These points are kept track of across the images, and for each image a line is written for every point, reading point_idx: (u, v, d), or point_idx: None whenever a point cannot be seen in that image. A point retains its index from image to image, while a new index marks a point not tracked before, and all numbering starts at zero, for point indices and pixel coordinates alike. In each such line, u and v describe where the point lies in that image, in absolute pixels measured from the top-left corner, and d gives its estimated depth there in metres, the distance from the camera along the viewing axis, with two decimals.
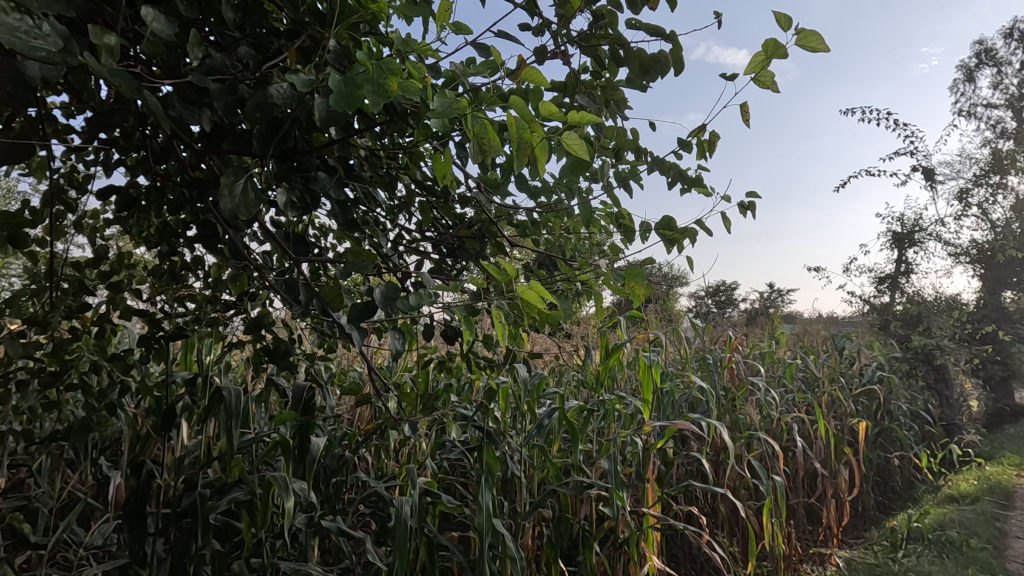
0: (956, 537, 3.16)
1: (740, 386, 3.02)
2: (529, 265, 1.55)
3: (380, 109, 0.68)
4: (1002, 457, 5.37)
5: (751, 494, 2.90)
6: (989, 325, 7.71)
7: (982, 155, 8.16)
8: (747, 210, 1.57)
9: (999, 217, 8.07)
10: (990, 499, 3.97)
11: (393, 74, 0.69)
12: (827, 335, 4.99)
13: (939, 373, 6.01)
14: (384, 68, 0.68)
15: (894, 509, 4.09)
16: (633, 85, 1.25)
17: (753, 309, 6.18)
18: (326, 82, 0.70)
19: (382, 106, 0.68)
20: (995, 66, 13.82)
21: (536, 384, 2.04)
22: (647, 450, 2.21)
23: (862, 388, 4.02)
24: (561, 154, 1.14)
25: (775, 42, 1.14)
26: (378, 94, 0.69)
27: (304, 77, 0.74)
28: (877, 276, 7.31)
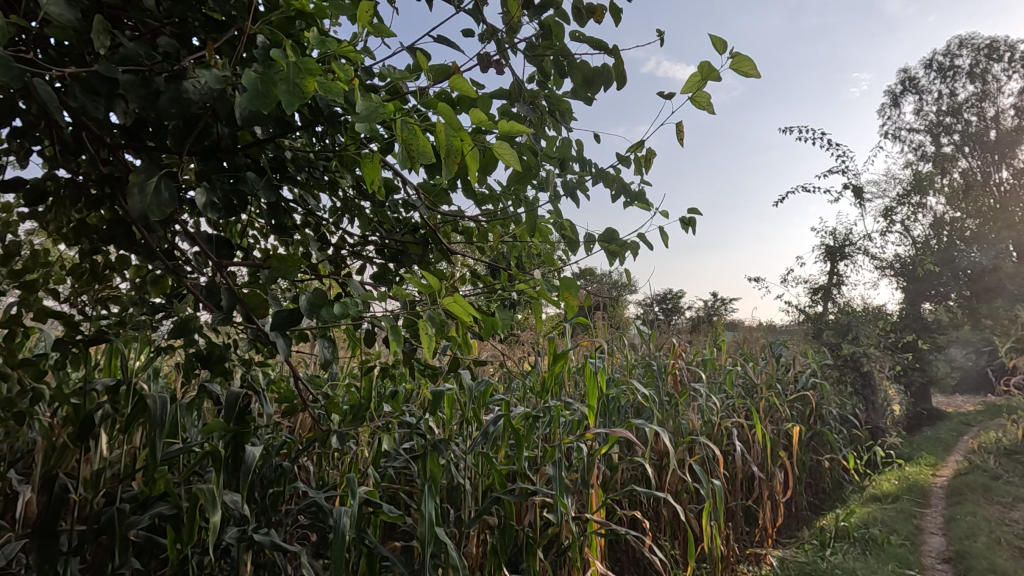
0: (878, 534, 3.35)
1: (683, 392, 3.11)
2: (475, 271, 1.54)
3: (294, 109, 0.65)
4: (919, 458, 5.76)
5: (692, 497, 2.97)
6: (910, 334, 8.27)
7: (905, 176, 8.76)
8: (688, 225, 1.62)
9: (920, 234, 8.67)
10: (909, 498, 4.23)
11: (311, 75, 0.67)
12: (765, 342, 5.21)
13: (865, 379, 6.39)
14: (302, 68, 0.67)
15: (823, 508, 4.30)
16: (578, 97, 1.28)
17: (698, 317, 6.39)
18: (240, 81, 0.67)
19: (297, 106, 0.66)
20: (917, 94, 14.92)
21: (483, 391, 2.02)
22: (592, 456, 2.24)
23: (795, 394, 4.23)
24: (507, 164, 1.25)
25: (711, 64, 1.19)
26: (293, 94, 0.66)
27: (218, 74, 0.71)
28: (812, 286, 7.70)
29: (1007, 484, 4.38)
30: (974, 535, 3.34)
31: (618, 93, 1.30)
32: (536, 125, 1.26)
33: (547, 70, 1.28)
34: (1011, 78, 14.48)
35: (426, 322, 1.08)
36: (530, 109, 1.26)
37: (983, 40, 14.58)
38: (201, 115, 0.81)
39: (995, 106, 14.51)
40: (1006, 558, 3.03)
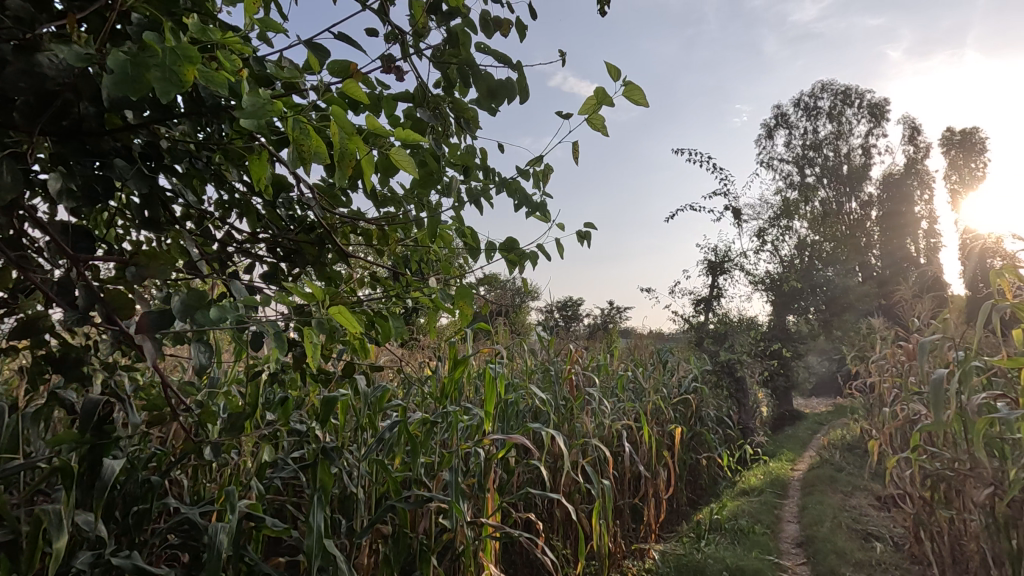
0: (745, 524, 3.69)
1: (578, 396, 3.23)
2: (375, 274, 1.52)
3: (169, 98, 0.61)
4: (781, 454, 6.44)
5: (584, 497, 3.10)
6: (776, 343, 9.22)
7: (775, 201, 9.78)
8: (584, 238, 1.69)
9: (786, 253, 9.71)
10: (771, 490, 4.70)
11: (191, 63, 0.62)
12: (654, 349, 5.57)
13: (738, 384, 7.03)
14: (179, 55, 0.62)
15: (700, 503, 4.66)
16: (483, 107, 1.29)
17: (594, 324, 6.69)
18: (107, 62, 0.61)
19: (173, 96, 0.61)
20: (787, 129, 16.74)
21: (379, 397, 1.97)
22: (488, 460, 2.26)
23: (678, 397, 4.56)
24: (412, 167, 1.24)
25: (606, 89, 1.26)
26: (169, 83, 0.61)
27: (81, 51, 0.65)
28: (696, 298, 8.34)
29: (848, 475, 5.01)
30: (821, 520, 3.77)
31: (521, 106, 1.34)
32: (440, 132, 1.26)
33: (452, 77, 1.28)
34: (860, 122, 16.69)
35: (312, 329, 1.03)
36: (434, 115, 1.26)
37: (839, 86, 16.68)
38: (60, 92, 0.72)
39: (848, 145, 16.64)
40: (844, 538, 3.44)
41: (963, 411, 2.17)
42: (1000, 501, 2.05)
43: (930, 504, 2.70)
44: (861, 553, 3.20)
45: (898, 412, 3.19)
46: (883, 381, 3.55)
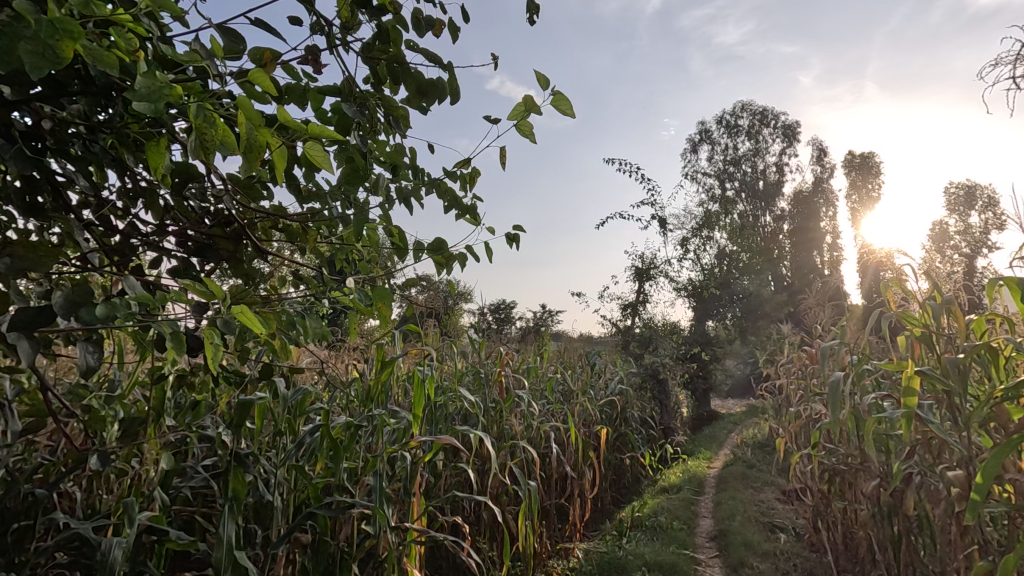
0: (664, 521, 3.85)
1: (507, 399, 3.25)
2: (298, 272, 1.46)
3: (40, 74, 0.58)
4: (699, 452, 6.77)
5: (511, 499, 3.12)
6: (696, 347, 9.70)
7: (698, 212, 10.30)
8: (513, 241, 1.71)
9: (707, 262, 10.25)
10: (689, 487, 4.92)
11: (71, 39, 0.60)
12: (582, 352, 5.70)
13: (661, 386, 7.33)
14: (58, 29, 0.59)
15: (623, 502, 4.80)
16: (412, 106, 1.28)
17: (526, 327, 6.75)
18: None
19: (45, 73, 0.59)
20: (710, 144, 17.69)
21: (300, 401, 1.89)
22: (415, 464, 2.23)
23: (605, 399, 4.69)
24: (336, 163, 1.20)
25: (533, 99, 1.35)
26: (42, 59, 0.59)
27: None
28: (623, 303, 8.62)
29: (758, 471, 5.35)
30: (733, 515, 3.99)
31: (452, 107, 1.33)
32: (366, 128, 1.23)
33: (381, 74, 1.26)
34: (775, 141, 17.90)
35: (213, 330, 0.95)
36: (361, 111, 1.23)
37: (757, 107, 17.84)
38: None
39: (764, 162, 17.81)
40: (753, 531, 3.66)
41: (855, 410, 2.37)
42: (884, 492, 2.25)
43: (828, 497, 2.92)
44: (767, 544, 3.41)
45: (802, 412, 3.44)
46: (790, 383, 3.81)
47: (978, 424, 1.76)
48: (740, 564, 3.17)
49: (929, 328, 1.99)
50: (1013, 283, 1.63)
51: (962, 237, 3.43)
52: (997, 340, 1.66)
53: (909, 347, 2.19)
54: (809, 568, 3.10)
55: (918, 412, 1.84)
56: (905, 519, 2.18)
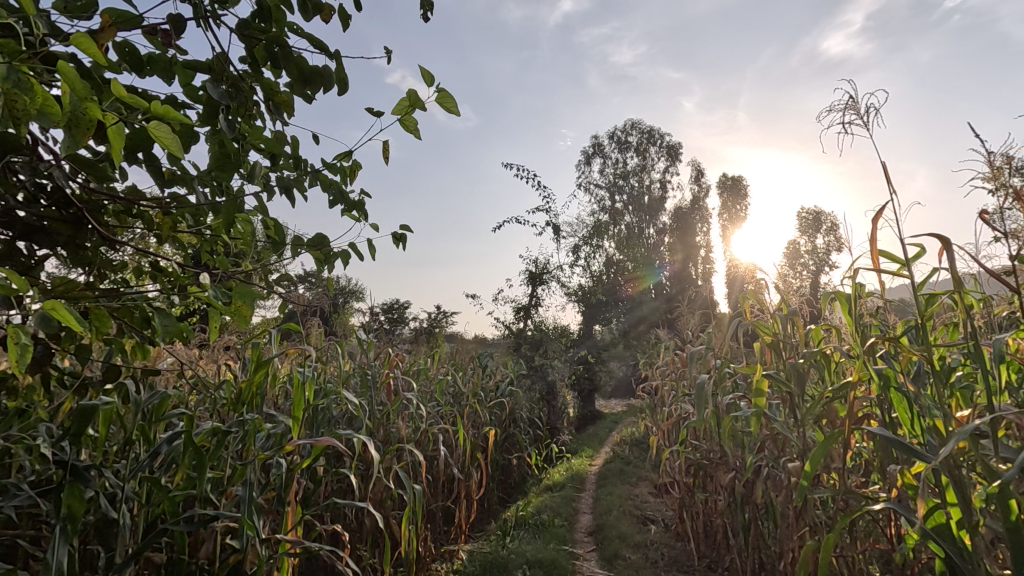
0: (547, 518, 3.97)
1: (394, 401, 3.17)
2: (158, 263, 1.35)
3: None
4: (582, 451, 7.08)
5: (395, 503, 3.06)
6: (583, 350, 10.16)
7: (589, 221, 10.79)
8: (400, 241, 1.78)
9: (596, 269, 10.76)
10: (572, 484, 5.13)
11: None
12: (474, 354, 5.73)
13: (550, 387, 7.58)
14: None
15: (509, 501, 4.89)
16: (295, 92, 1.23)
17: (418, 328, 6.65)
18: None
19: None
20: (603, 157, 18.63)
21: (157, 405, 1.71)
22: (291, 471, 2.10)
23: (494, 400, 4.74)
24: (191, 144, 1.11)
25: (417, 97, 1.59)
26: None
27: None
28: (516, 306, 8.79)
29: (634, 467, 5.71)
30: (610, 509, 4.22)
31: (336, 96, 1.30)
32: (239, 110, 1.16)
33: (260, 55, 1.19)
34: (660, 159, 19.26)
35: (21, 329, 0.81)
36: (233, 93, 1.15)
37: (646, 127, 19.10)
38: None
39: (650, 178, 19.10)
40: (626, 524, 3.89)
41: (716, 409, 2.61)
42: (738, 482, 2.50)
43: (692, 489, 3.19)
44: (639, 536, 3.65)
45: (673, 412, 3.72)
46: (664, 384, 4.11)
47: (812, 421, 2.01)
48: (614, 555, 3.35)
49: (777, 336, 2.25)
50: (841, 298, 1.88)
51: (809, 256, 3.91)
52: (828, 348, 1.91)
53: (762, 352, 2.46)
54: (674, 555, 3.36)
55: (765, 411, 2.06)
56: (753, 507, 2.44)
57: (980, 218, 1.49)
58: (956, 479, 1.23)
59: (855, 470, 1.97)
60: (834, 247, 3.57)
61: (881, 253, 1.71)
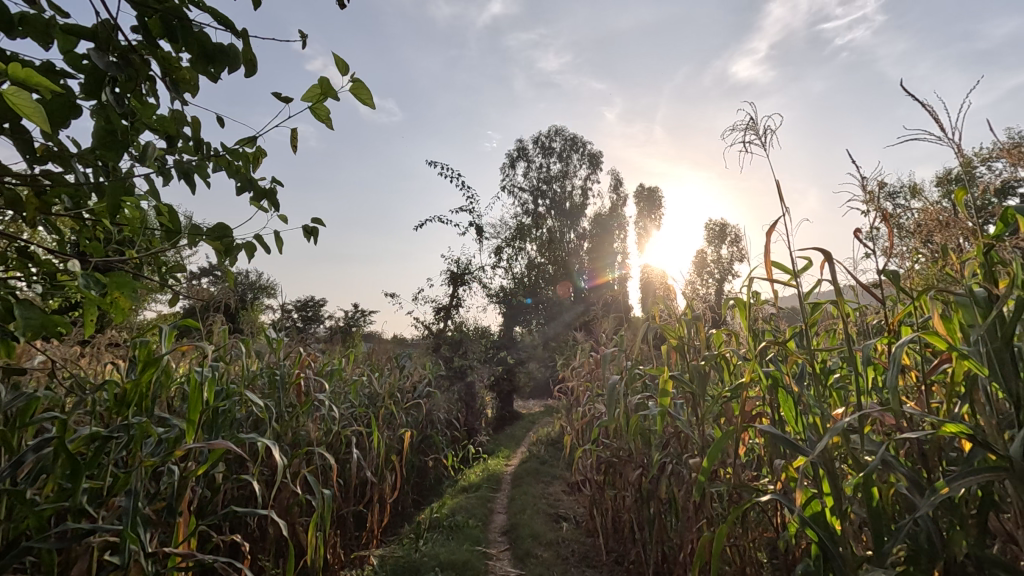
0: (461, 520, 3.96)
1: (304, 403, 3.03)
2: (27, 248, 1.21)
3: None
4: (499, 451, 7.13)
5: (302, 510, 2.92)
6: (502, 351, 10.25)
7: (512, 224, 10.91)
8: (310, 234, 1.72)
9: (518, 271, 10.89)
10: (488, 484, 5.15)
11: None
12: (392, 354, 5.61)
13: (468, 388, 7.57)
14: None
15: (423, 504, 4.83)
16: (195, 70, 1.16)
17: (334, 327, 6.42)
18: None
19: None
20: (527, 162, 18.92)
21: (24, 409, 1.52)
22: (185, 478, 1.94)
23: (411, 401, 4.66)
24: (65, 118, 1.01)
25: (329, 86, 1.54)
26: None
27: None
28: (437, 306, 8.71)
29: (549, 466, 5.83)
30: (524, 508, 4.27)
31: (241, 76, 1.23)
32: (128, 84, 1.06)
33: (155, 27, 1.10)
34: (582, 167, 19.84)
35: None
36: (123, 65, 1.06)
37: (569, 134, 19.60)
38: None
39: (572, 184, 19.61)
40: (539, 522, 3.95)
41: (626, 410, 2.72)
42: (644, 479, 2.62)
43: (602, 486, 3.31)
44: (551, 533, 3.72)
45: (586, 412, 3.84)
46: (579, 385, 4.22)
47: (711, 419, 2.15)
48: (527, 554, 3.39)
49: (682, 340, 2.38)
50: (739, 305, 2.02)
51: (715, 265, 4.17)
52: (727, 351, 2.06)
53: (668, 355, 2.59)
54: (584, 551, 3.46)
55: (669, 410, 2.18)
56: (657, 502, 2.57)
57: (855, 234, 1.66)
58: (829, 470, 1.36)
59: (748, 464, 2.12)
60: (737, 258, 3.84)
61: (773, 264, 1.85)
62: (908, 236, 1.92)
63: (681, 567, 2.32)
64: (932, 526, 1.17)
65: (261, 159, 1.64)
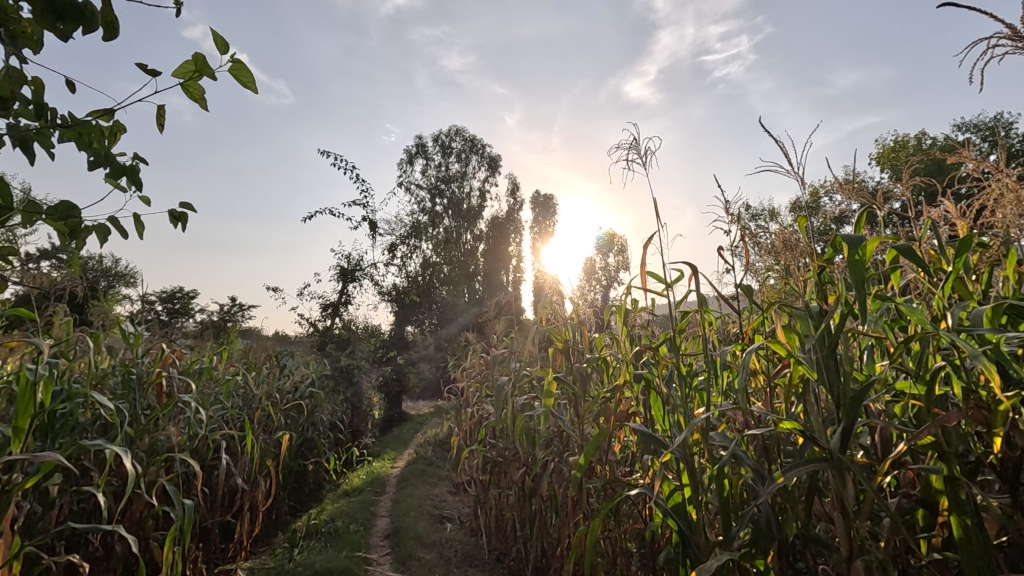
0: (341, 526, 3.81)
1: (166, 405, 2.74)
2: None
3: None
4: (385, 453, 6.95)
5: (158, 524, 2.64)
6: (392, 351, 10.02)
7: (408, 222, 10.70)
8: (178, 219, 1.58)
9: (412, 269, 10.70)
10: (371, 488, 4.99)
11: None
12: (271, 352, 5.25)
13: (354, 389, 7.30)
14: None
15: (300, 511, 4.58)
16: (39, 26, 1.02)
17: (206, 322, 5.88)
18: None
19: None
20: (425, 159, 18.68)
21: None
22: (7, 495, 1.67)
23: (291, 402, 4.39)
24: None
25: (205, 61, 1.42)
26: None
27: None
28: (325, 302, 8.31)
29: (436, 467, 5.78)
30: (408, 511, 4.20)
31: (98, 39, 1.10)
32: None
33: None
34: (481, 169, 19.98)
35: None
36: None
37: (469, 135, 19.65)
38: None
39: (470, 185, 19.68)
40: (423, 524, 3.91)
41: (512, 410, 2.78)
42: (527, 477, 2.70)
43: (487, 486, 3.35)
44: (435, 535, 3.70)
45: (474, 413, 3.87)
46: (469, 386, 4.24)
47: (590, 418, 2.26)
48: (408, 556, 3.34)
49: (568, 343, 2.48)
50: (619, 312, 2.16)
51: (602, 272, 4.39)
52: (607, 354, 2.18)
53: (554, 357, 2.69)
54: (467, 551, 3.47)
55: (553, 410, 2.27)
56: (539, 499, 2.65)
57: (719, 251, 1.84)
58: (688, 463, 1.49)
59: (622, 461, 2.26)
60: (621, 266, 4.07)
61: (650, 275, 2.00)
62: (763, 255, 2.17)
63: (558, 560, 2.42)
64: (770, 512, 1.33)
65: (119, 133, 1.47)
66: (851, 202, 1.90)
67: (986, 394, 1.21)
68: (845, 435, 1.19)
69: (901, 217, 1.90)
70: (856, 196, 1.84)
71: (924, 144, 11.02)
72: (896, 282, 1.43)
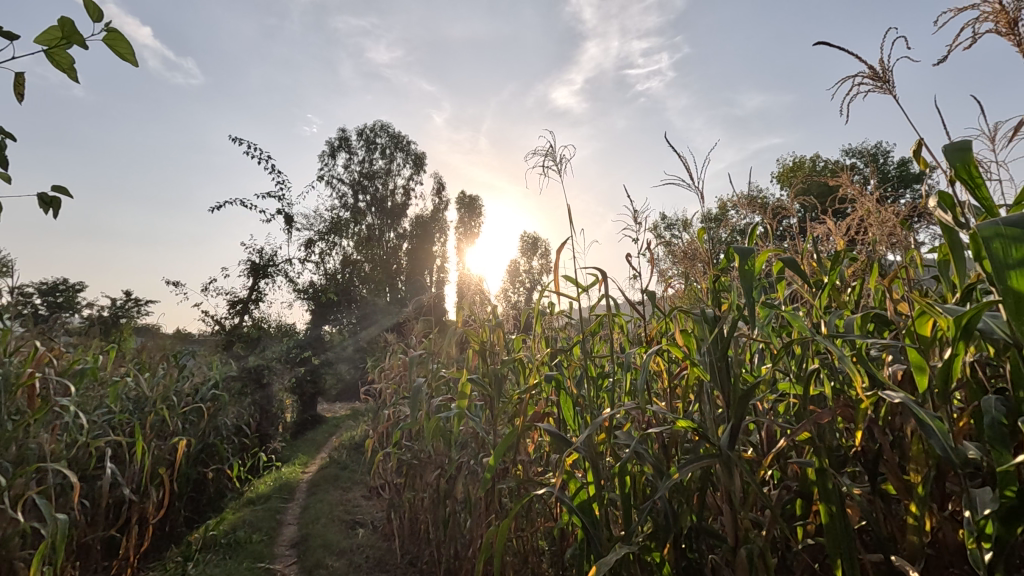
0: (242, 536, 3.60)
1: (38, 409, 2.46)
2: None
3: None
4: (295, 458, 6.64)
5: (26, 541, 2.36)
6: (306, 351, 9.59)
7: (328, 217, 10.31)
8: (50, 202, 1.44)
9: (330, 266, 10.31)
10: (278, 495, 4.75)
11: None
12: (168, 351, 4.86)
13: (263, 391, 6.91)
14: None
15: (197, 522, 4.28)
16: None
17: (93, 317, 5.34)
18: None
19: None
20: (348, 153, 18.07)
21: None
22: None
23: (190, 406, 4.08)
24: None
25: (74, 28, 1.28)
26: None
27: None
28: (233, 299, 7.81)
29: (349, 471, 5.60)
30: (317, 517, 4.04)
31: None
32: None
33: None
34: (406, 166, 19.64)
35: None
36: None
37: (395, 132, 19.26)
38: None
39: (395, 183, 19.28)
40: (333, 531, 3.77)
41: (428, 411, 2.75)
42: (442, 479, 2.69)
43: (401, 489, 3.29)
44: (345, 541, 3.59)
45: (390, 415, 3.79)
46: (386, 387, 4.15)
47: (505, 419, 2.28)
48: (316, 565, 3.21)
49: (485, 344, 2.49)
50: (536, 314, 2.20)
51: (523, 275, 4.44)
52: (522, 355, 2.22)
53: (471, 358, 2.68)
54: (378, 556, 3.39)
55: (468, 411, 2.27)
56: (452, 500, 2.64)
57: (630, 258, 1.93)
58: (594, 461, 1.54)
59: (535, 461, 2.29)
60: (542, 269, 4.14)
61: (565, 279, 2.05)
62: (671, 262, 2.28)
63: (469, 561, 2.43)
64: (668, 507, 1.40)
65: None
66: (749, 216, 2.04)
67: (853, 393, 1.34)
68: (733, 432, 1.28)
69: (791, 231, 2.07)
70: (753, 210, 1.99)
71: (819, 167, 12.12)
72: (782, 291, 1.56)
